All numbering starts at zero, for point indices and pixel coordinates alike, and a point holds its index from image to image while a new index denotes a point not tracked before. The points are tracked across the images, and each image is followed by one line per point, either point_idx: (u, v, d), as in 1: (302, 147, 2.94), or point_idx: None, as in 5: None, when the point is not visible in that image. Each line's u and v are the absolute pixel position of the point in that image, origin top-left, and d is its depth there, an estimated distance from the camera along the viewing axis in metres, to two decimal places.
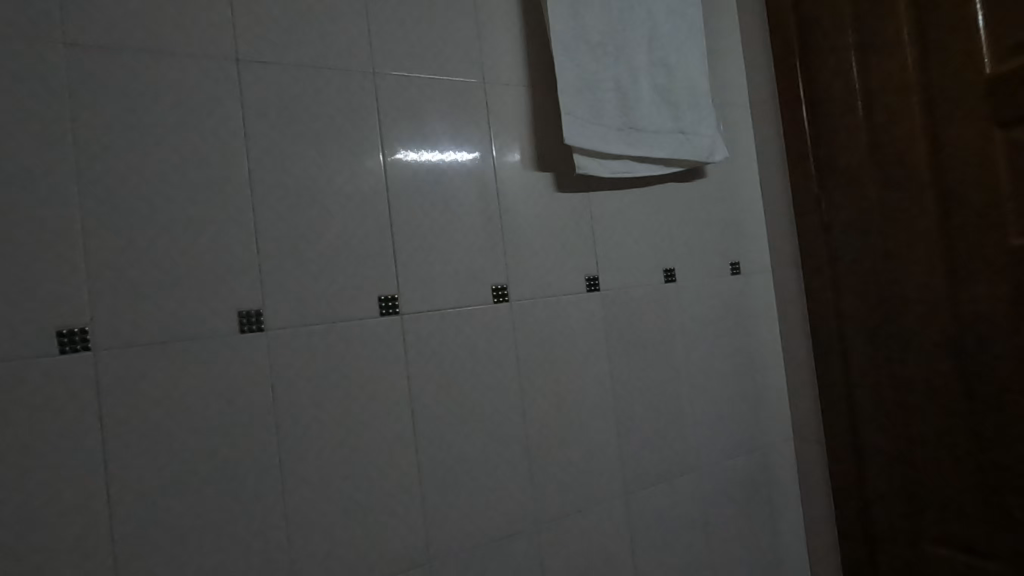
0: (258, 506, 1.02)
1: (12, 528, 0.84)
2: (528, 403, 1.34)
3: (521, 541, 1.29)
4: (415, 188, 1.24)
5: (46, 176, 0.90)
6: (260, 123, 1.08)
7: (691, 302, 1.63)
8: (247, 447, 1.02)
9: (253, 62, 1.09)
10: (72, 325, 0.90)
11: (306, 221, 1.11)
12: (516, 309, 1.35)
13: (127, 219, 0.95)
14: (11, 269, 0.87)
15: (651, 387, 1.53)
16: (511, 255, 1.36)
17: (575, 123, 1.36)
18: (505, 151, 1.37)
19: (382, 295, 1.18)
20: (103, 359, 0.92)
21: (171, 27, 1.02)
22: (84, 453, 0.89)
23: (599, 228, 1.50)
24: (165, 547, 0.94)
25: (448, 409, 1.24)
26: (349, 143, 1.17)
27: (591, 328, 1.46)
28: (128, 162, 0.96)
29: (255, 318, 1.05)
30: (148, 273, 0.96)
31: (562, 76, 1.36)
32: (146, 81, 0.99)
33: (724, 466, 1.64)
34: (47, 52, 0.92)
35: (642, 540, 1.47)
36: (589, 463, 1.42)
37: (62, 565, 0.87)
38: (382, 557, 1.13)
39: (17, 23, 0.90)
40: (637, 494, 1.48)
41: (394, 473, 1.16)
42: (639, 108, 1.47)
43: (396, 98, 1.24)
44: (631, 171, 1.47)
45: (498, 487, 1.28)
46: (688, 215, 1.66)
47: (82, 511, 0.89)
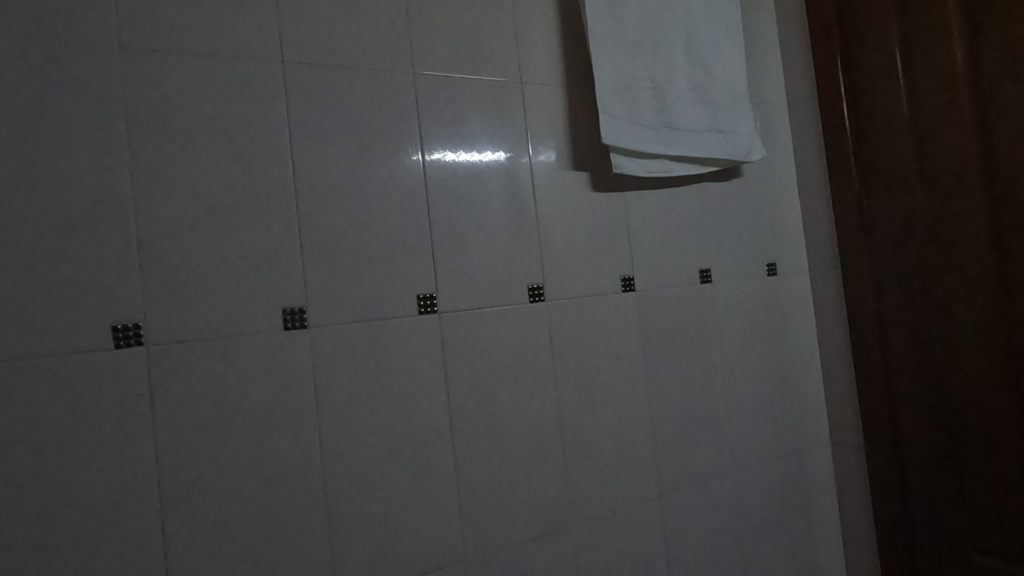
0: (296, 498, 1.05)
1: (69, 511, 0.89)
2: (563, 402, 1.35)
3: (555, 540, 1.30)
4: (453, 188, 1.26)
5: (104, 176, 0.95)
6: (304, 125, 1.12)
7: (727, 303, 1.61)
8: (288, 440, 1.05)
9: (298, 65, 1.12)
10: (127, 320, 0.95)
11: (347, 221, 1.14)
12: (551, 308, 1.36)
13: (177, 219, 1.00)
14: (69, 265, 0.92)
15: (687, 388, 1.52)
16: (547, 255, 1.37)
17: (613, 122, 1.36)
18: (540, 150, 1.38)
19: (420, 294, 1.21)
20: (155, 353, 0.96)
21: (220, 31, 1.06)
22: (136, 443, 0.94)
23: (633, 228, 1.49)
24: (208, 535, 0.98)
25: (484, 407, 1.25)
26: (389, 144, 1.20)
27: (626, 328, 1.45)
28: (178, 163, 1.01)
29: (298, 316, 1.08)
30: (196, 271, 1.01)
31: (600, 75, 1.35)
32: (196, 84, 1.03)
33: (761, 469, 1.61)
34: (104, 55, 0.97)
35: (677, 543, 1.46)
36: (624, 464, 1.41)
37: (114, 549, 0.91)
38: (417, 552, 1.15)
39: (78, 27, 0.95)
40: (672, 496, 1.47)
41: (430, 469, 1.18)
42: (676, 108, 1.46)
43: (435, 98, 1.26)
44: (667, 170, 1.46)
45: (532, 485, 1.29)
46: (723, 215, 1.63)
47: (133, 498, 0.93)
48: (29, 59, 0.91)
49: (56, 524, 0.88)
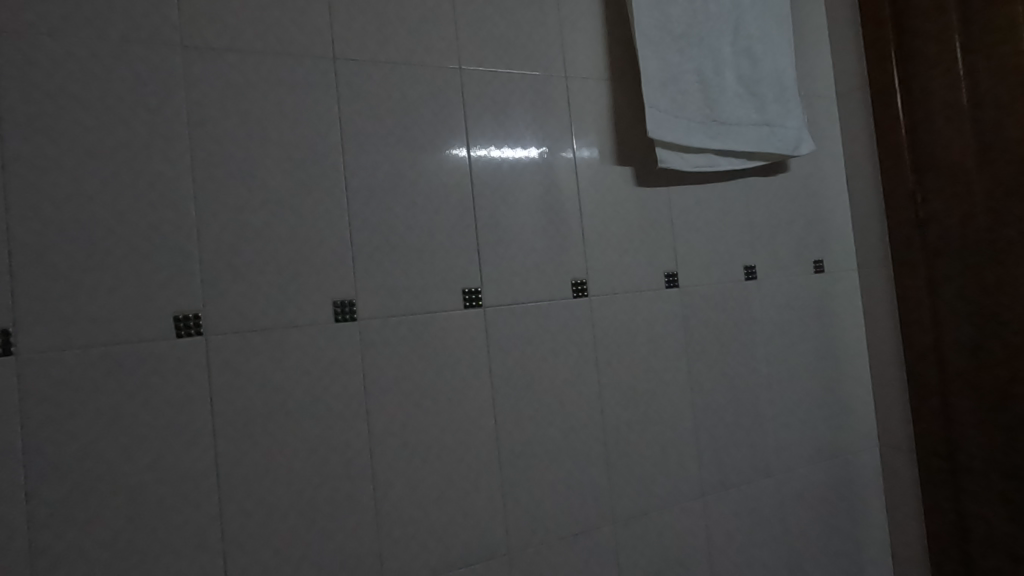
0: (342, 486, 1.09)
1: (129, 491, 0.95)
2: (606, 398, 1.35)
3: (595, 536, 1.31)
4: (497, 184, 1.28)
5: (166, 173, 1.01)
6: (354, 123, 1.16)
7: (773, 300, 1.57)
8: (335, 428, 1.09)
9: (349, 62, 1.16)
10: (188, 311, 1.01)
11: (395, 217, 1.18)
12: (595, 304, 1.36)
13: (235, 215, 1.05)
14: (134, 258, 0.98)
15: (732, 386, 1.50)
16: (591, 251, 1.37)
17: (658, 116, 1.35)
18: (583, 145, 1.38)
19: (466, 289, 1.23)
20: (213, 342, 1.02)
21: (276, 31, 1.11)
22: (194, 427, 1.00)
23: (676, 224, 1.47)
24: (258, 517, 1.02)
25: (527, 401, 1.27)
26: (437, 140, 1.23)
27: (670, 324, 1.44)
28: (236, 160, 1.06)
29: (348, 308, 1.13)
30: (251, 264, 1.06)
31: (646, 67, 1.34)
32: (252, 83, 1.08)
33: (806, 471, 1.58)
34: (167, 54, 1.02)
35: (720, 543, 1.44)
36: (666, 462, 1.40)
37: (171, 527, 0.97)
38: (459, 542, 1.18)
39: (144, 28, 1.01)
40: (716, 496, 1.45)
41: (472, 460, 1.20)
42: (723, 100, 1.43)
43: (481, 93, 1.28)
44: (713, 165, 1.44)
45: (573, 480, 1.30)
46: (770, 211, 1.60)
47: (190, 479, 0.99)
48: (100, 59, 0.98)
49: (123, 503, 0.94)
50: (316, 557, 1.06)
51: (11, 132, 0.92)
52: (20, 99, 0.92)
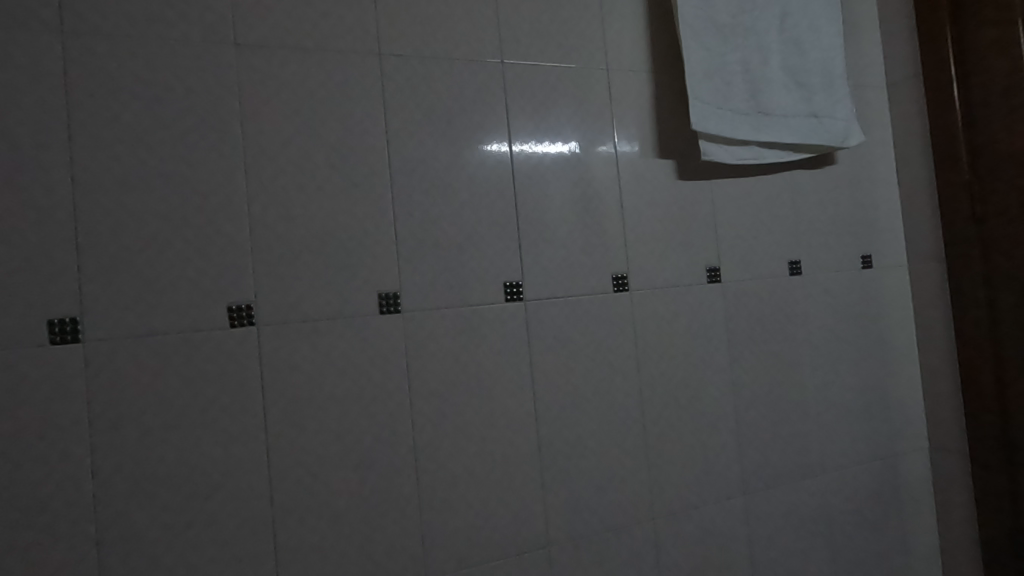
0: (384, 474, 1.12)
1: (183, 472, 1.00)
2: (647, 394, 1.35)
3: (633, 531, 1.30)
4: (537, 178, 1.28)
5: (221, 169, 1.06)
6: (399, 118, 1.18)
7: (819, 298, 1.53)
8: (380, 417, 1.13)
9: (394, 57, 1.19)
10: (241, 302, 1.05)
11: (438, 211, 1.20)
12: (635, 298, 1.35)
13: (285, 210, 1.09)
14: (190, 250, 1.03)
15: (775, 384, 1.47)
16: (631, 245, 1.36)
17: (702, 108, 1.33)
18: (624, 138, 1.37)
19: (507, 282, 1.25)
20: (264, 331, 1.06)
21: (324, 28, 1.14)
22: (246, 413, 1.04)
23: (719, 219, 1.45)
24: (304, 501, 1.06)
25: (567, 395, 1.27)
26: (478, 134, 1.24)
27: (712, 319, 1.42)
28: (286, 156, 1.10)
29: (392, 300, 1.15)
30: (300, 257, 1.09)
31: (690, 58, 1.32)
32: (301, 80, 1.12)
33: (852, 471, 1.54)
34: (221, 53, 1.07)
35: (763, 543, 1.42)
36: (707, 458, 1.39)
37: (222, 508, 1.01)
38: (498, 533, 1.19)
39: (199, 28, 1.06)
40: (759, 495, 1.43)
41: (512, 451, 1.22)
42: (768, 91, 1.40)
43: (523, 87, 1.29)
44: (758, 157, 1.41)
45: (612, 474, 1.30)
46: (817, 205, 1.55)
47: (241, 463, 1.03)
48: (160, 59, 1.03)
49: (178, 482, 0.99)
50: (358, 542, 1.09)
51: (79, 131, 0.98)
52: (88, 99, 0.98)
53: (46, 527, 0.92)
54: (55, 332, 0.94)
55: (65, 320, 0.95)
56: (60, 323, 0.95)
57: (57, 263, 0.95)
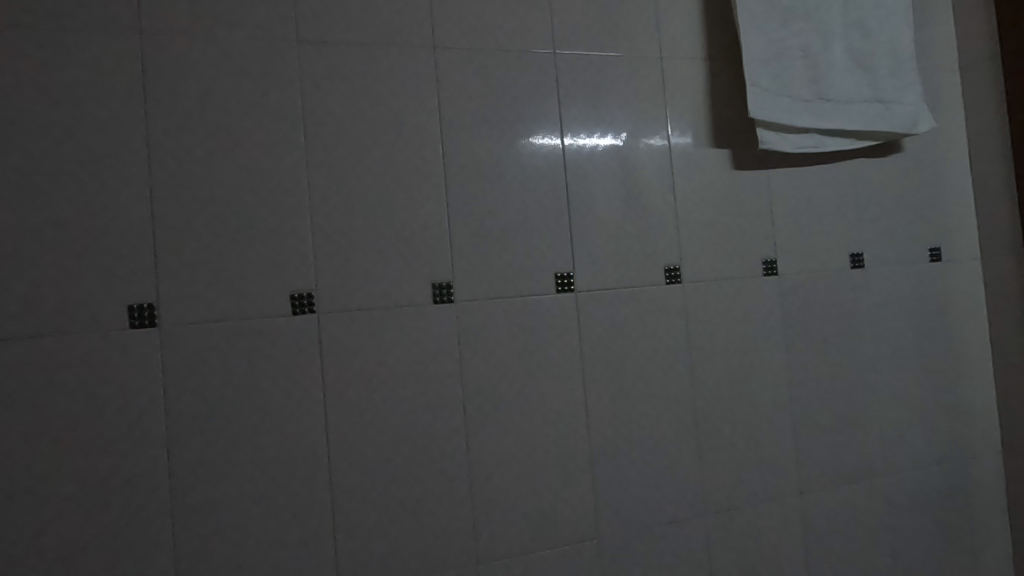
0: (436, 460, 1.15)
1: (249, 452, 1.05)
2: (699, 388, 1.32)
3: (683, 527, 1.29)
4: (588, 170, 1.27)
5: (284, 163, 1.10)
6: (453, 110, 1.20)
7: (883, 292, 1.46)
8: (433, 404, 1.15)
9: (448, 50, 1.20)
10: (302, 291, 1.10)
11: (489, 203, 1.21)
12: (688, 290, 1.33)
13: (344, 202, 1.13)
14: (255, 241, 1.08)
15: (836, 382, 1.42)
16: (684, 236, 1.33)
17: (760, 95, 1.29)
18: (679, 127, 1.34)
19: (558, 273, 1.25)
20: (324, 319, 1.10)
21: (381, 23, 1.16)
22: (307, 398, 1.09)
23: (776, 210, 1.40)
24: (359, 483, 1.10)
25: (617, 387, 1.27)
26: (530, 125, 1.24)
27: (768, 312, 1.38)
28: (344, 149, 1.13)
29: (446, 291, 1.18)
30: (357, 248, 1.13)
31: (748, 43, 1.29)
32: (359, 74, 1.15)
33: (917, 474, 1.47)
34: (284, 49, 1.11)
35: (819, 544, 1.38)
36: (761, 455, 1.35)
37: (283, 489, 1.06)
38: (546, 523, 1.20)
39: (265, 25, 1.10)
40: (816, 495, 1.38)
41: (561, 441, 1.22)
42: (831, 76, 1.35)
43: (575, 77, 1.28)
44: (818, 146, 1.36)
45: (662, 468, 1.28)
46: (883, 194, 1.48)
47: (301, 445, 1.08)
48: (227, 57, 1.08)
49: (243, 462, 1.05)
50: (410, 525, 1.12)
51: (155, 129, 1.03)
52: (164, 97, 1.04)
53: (126, 499, 0.99)
54: (134, 316, 1.01)
55: (142, 306, 1.02)
56: (138, 308, 1.01)
57: (135, 253, 1.02)
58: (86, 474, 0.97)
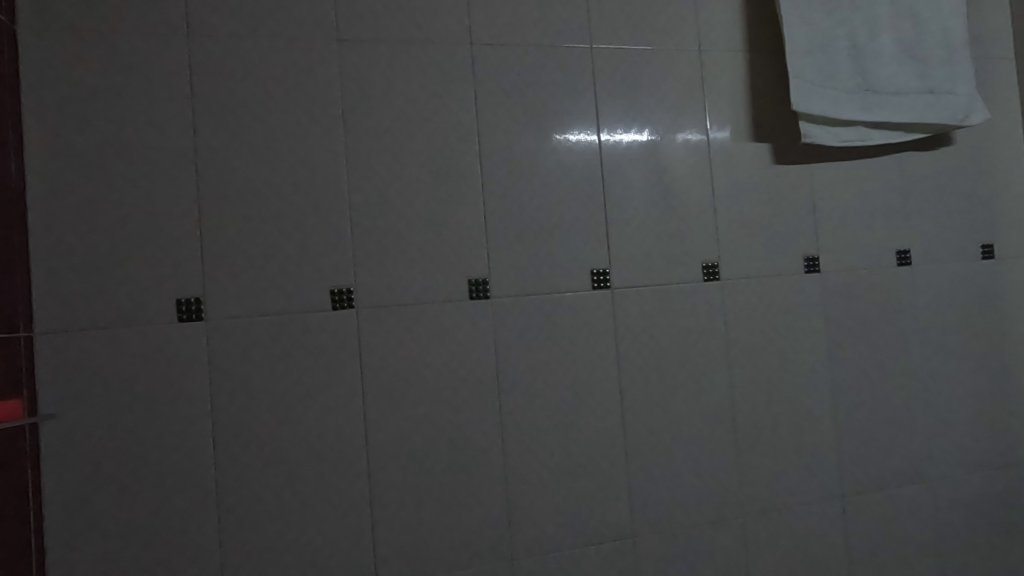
0: (471, 454, 1.16)
1: (289, 443, 1.08)
2: (738, 388, 1.30)
3: (720, 528, 1.27)
4: (624, 166, 1.26)
5: (324, 161, 1.12)
6: (489, 106, 1.20)
7: (932, 290, 1.41)
8: (468, 399, 1.16)
9: (484, 46, 1.21)
10: (342, 286, 1.12)
11: (525, 199, 1.21)
12: (727, 288, 1.31)
13: (382, 199, 1.14)
14: (296, 238, 1.10)
15: (881, 383, 1.37)
16: (722, 232, 1.31)
17: (804, 87, 1.25)
18: (718, 121, 1.32)
19: (594, 270, 1.24)
20: (363, 313, 1.12)
21: (419, 21, 1.18)
22: (345, 392, 1.11)
23: (817, 205, 1.36)
24: (395, 476, 1.12)
25: (653, 385, 1.26)
26: (566, 121, 1.24)
27: (810, 310, 1.34)
28: (383, 146, 1.15)
29: (481, 287, 1.18)
30: (395, 244, 1.14)
31: (791, 34, 1.26)
32: (397, 72, 1.16)
33: (967, 480, 1.41)
34: (325, 48, 1.13)
35: (863, 549, 1.34)
36: (801, 457, 1.32)
37: (321, 479, 1.09)
38: (581, 520, 1.20)
39: (306, 25, 1.12)
40: (858, 499, 1.35)
41: (596, 438, 1.22)
42: (877, 68, 1.31)
43: (611, 72, 1.27)
44: (864, 139, 1.32)
45: (699, 467, 1.27)
46: (934, 189, 1.43)
47: (339, 437, 1.10)
48: (271, 57, 1.10)
49: (284, 452, 1.07)
50: (444, 519, 1.14)
51: (202, 128, 1.07)
52: (210, 97, 1.07)
53: (174, 485, 1.03)
54: (182, 310, 1.05)
55: (190, 299, 1.05)
56: (187, 302, 1.05)
57: (183, 248, 1.06)
58: (138, 460, 1.02)
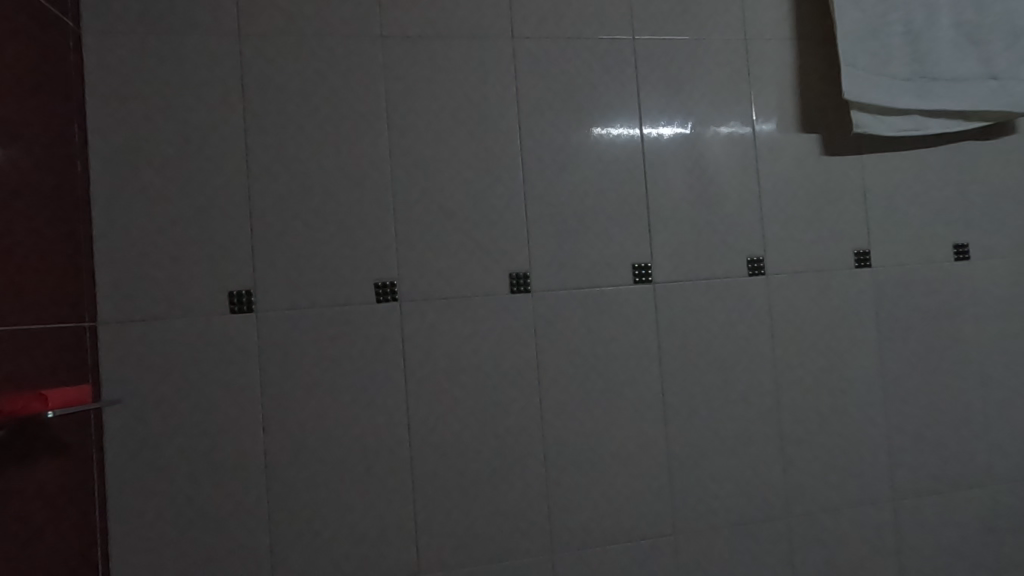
0: (511, 447, 1.17)
1: (335, 432, 1.11)
2: (783, 385, 1.27)
3: (763, 528, 1.24)
4: (667, 160, 1.24)
5: (368, 157, 1.14)
6: (531, 100, 1.20)
7: (992, 286, 1.35)
8: (508, 392, 1.17)
9: (526, 40, 1.20)
10: (385, 280, 1.14)
11: (566, 193, 1.21)
12: (773, 282, 1.27)
13: (424, 194, 1.16)
14: (342, 232, 1.13)
15: (937, 383, 1.32)
16: (768, 226, 1.28)
17: (855, 75, 1.21)
18: (764, 112, 1.29)
19: (636, 264, 1.23)
20: (406, 306, 1.14)
21: (461, 16, 1.18)
22: (389, 383, 1.13)
23: (869, 198, 1.31)
24: (437, 466, 1.14)
25: (696, 381, 1.24)
26: (608, 114, 1.23)
27: (861, 306, 1.30)
28: (426, 141, 1.16)
29: (522, 281, 1.19)
30: (437, 239, 1.16)
31: (842, 20, 1.21)
32: (439, 67, 1.17)
33: None
34: (369, 46, 1.15)
35: (915, 555, 1.29)
36: (850, 457, 1.28)
37: (365, 467, 1.11)
38: (620, 516, 1.20)
39: (351, 23, 1.14)
40: (911, 503, 1.30)
41: (636, 433, 1.21)
42: (935, 53, 1.25)
43: (655, 64, 1.25)
44: (920, 129, 1.26)
45: (742, 466, 1.24)
46: (996, 180, 1.36)
47: (382, 428, 1.12)
48: (318, 56, 1.13)
49: (329, 441, 1.11)
50: (484, 510, 1.15)
51: (252, 126, 1.11)
52: (260, 96, 1.11)
53: (226, 470, 1.07)
54: (234, 302, 1.09)
55: (241, 292, 1.09)
56: (238, 294, 1.09)
57: (234, 242, 1.09)
58: (193, 446, 1.06)
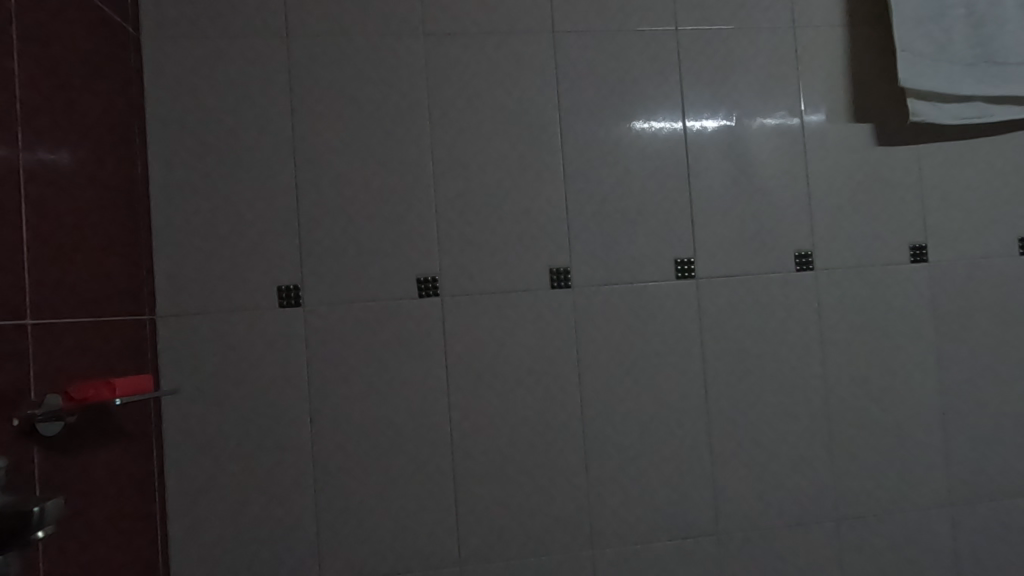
0: (551, 442, 1.17)
1: (378, 424, 1.13)
2: (832, 383, 1.23)
3: (811, 529, 1.21)
4: (711, 152, 1.22)
5: (411, 153, 1.15)
6: (571, 94, 1.19)
7: None
8: (549, 387, 1.17)
9: (567, 34, 1.20)
10: (427, 275, 1.15)
11: (607, 187, 1.19)
12: (822, 277, 1.24)
13: (466, 190, 1.16)
14: (385, 228, 1.15)
15: (999, 383, 1.26)
16: (817, 219, 1.24)
17: (912, 61, 1.16)
18: (814, 101, 1.24)
19: (679, 259, 1.21)
20: (448, 301, 1.15)
21: (501, 11, 1.18)
22: (431, 377, 1.14)
23: (927, 190, 1.26)
24: (477, 459, 1.15)
25: (740, 378, 1.21)
26: (650, 107, 1.21)
27: (917, 302, 1.25)
28: (466, 137, 1.17)
29: (563, 276, 1.18)
30: (478, 235, 1.17)
31: (898, 5, 1.16)
32: (480, 63, 1.17)
33: None
34: (411, 43, 1.16)
35: (973, 562, 1.24)
36: (904, 458, 1.24)
37: (407, 459, 1.13)
38: (661, 513, 1.18)
39: (393, 22, 1.16)
40: (970, 508, 1.24)
41: (679, 430, 1.19)
42: (1000, 36, 1.19)
43: (699, 56, 1.22)
44: (983, 116, 1.20)
45: (789, 466, 1.21)
46: None
47: (425, 420, 1.14)
48: (361, 54, 1.15)
49: (373, 432, 1.13)
50: (524, 503, 1.16)
51: (299, 125, 1.13)
52: (306, 95, 1.13)
53: (275, 459, 1.10)
54: (282, 296, 1.12)
55: (289, 286, 1.12)
56: (286, 289, 1.12)
57: (282, 238, 1.12)
58: (244, 435, 1.10)
